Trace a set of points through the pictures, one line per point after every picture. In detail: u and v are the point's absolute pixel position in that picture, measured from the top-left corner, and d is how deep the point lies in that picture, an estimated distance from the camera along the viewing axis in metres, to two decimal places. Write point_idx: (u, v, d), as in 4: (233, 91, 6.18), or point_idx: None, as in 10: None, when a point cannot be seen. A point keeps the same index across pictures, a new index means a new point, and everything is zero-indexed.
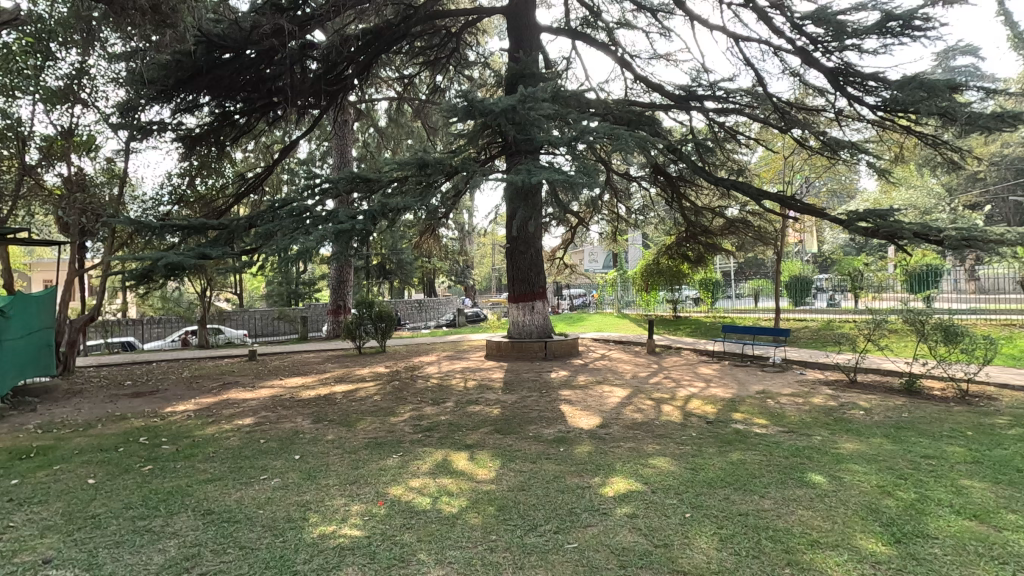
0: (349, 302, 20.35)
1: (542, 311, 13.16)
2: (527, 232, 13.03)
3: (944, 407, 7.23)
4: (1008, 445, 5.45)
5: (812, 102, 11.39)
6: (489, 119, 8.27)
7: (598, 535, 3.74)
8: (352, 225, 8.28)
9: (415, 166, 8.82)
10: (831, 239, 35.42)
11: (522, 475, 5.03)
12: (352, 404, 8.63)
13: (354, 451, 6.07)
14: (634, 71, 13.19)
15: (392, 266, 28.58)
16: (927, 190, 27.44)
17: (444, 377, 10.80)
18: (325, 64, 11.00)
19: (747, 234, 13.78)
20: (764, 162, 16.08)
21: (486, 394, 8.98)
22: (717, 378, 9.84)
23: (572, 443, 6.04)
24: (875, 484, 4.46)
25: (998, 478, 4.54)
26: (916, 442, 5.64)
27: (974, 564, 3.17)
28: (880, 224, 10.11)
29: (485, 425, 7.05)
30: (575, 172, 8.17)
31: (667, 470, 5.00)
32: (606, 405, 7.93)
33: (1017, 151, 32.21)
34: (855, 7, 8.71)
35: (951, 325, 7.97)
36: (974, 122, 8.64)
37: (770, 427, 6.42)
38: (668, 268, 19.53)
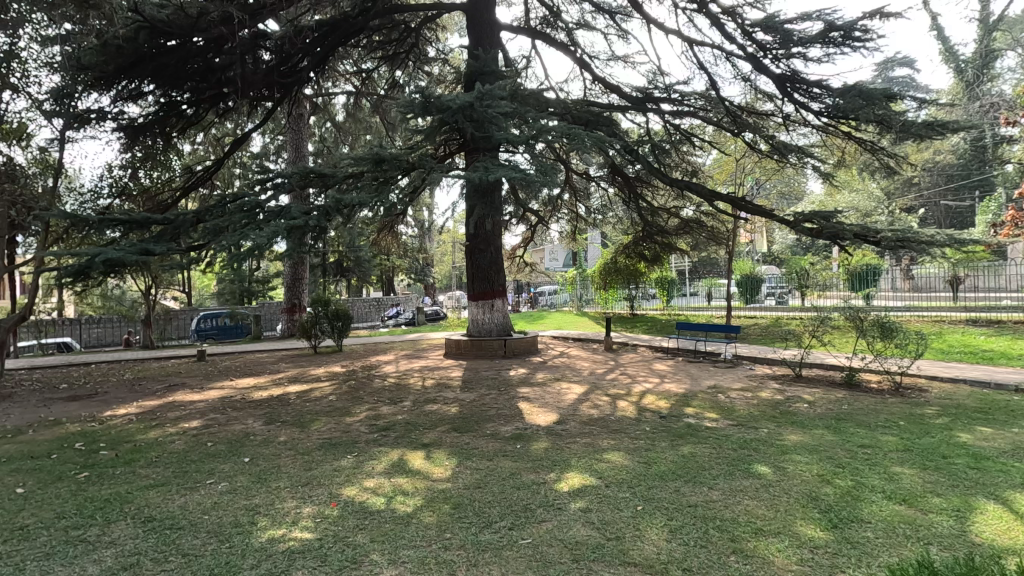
0: (304, 300, 19.83)
1: (502, 309, 13.20)
2: (488, 230, 13.00)
3: (880, 399, 7.65)
4: (934, 434, 5.80)
5: (762, 107, 11.78)
6: (447, 116, 8.24)
7: (552, 530, 3.77)
8: (304, 221, 8.06)
9: (372, 162, 8.64)
10: (780, 241, 36.90)
11: (478, 473, 5.01)
12: (306, 404, 8.43)
13: (307, 452, 5.93)
14: (593, 72, 13.37)
15: (350, 263, 27.97)
16: (868, 193, 28.93)
17: (403, 376, 10.68)
18: (279, 55, 10.68)
19: (701, 234, 14.16)
20: (717, 165, 16.50)
21: (444, 393, 8.94)
22: (670, 375, 10.09)
23: (529, 440, 6.07)
24: (816, 473, 4.67)
25: (926, 464, 4.83)
26: (854, 432, 5.95)
27: (902, 545, 3.35)
28: (823, 226, 10.56)
29: (443, 424, 7.00)
30: (533, 172, 8.21)
31: (621, 464, 5.09)
32: (563, 401, 8.04)
33: (947, 158, 34.35)
34: (801, 17, 9.07)
35: (887, 321, 8.42)
36: (908, 129, 9.18)
37: (720, 421, 6.65)
38: (625, 266, 20.09)
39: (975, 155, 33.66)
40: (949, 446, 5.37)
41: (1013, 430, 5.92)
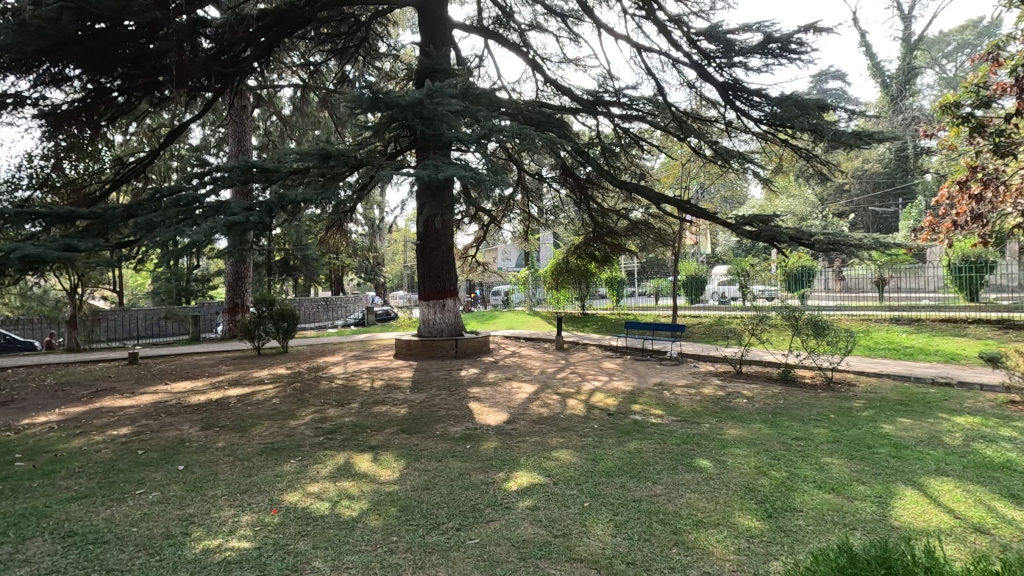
0: (247, 300, 19.06)
1: (453, 309, 13.12)
2: (439, 230, 12.87)
3: (813, 393, 8.08)
4: (861, 426, 6.17)
5: (706, 114, 12.18)
6: (396, 113, 8.13)
7: (499, 529, 3.77)
8: (246, 218, 7.75)
9: (318, 158, 8.40)
10: (723, 243, 38.42)
11: (426, 474, 4.96)
12: (248, 408, 8.09)
13: (247, 457, 5.70)
14: (544, 74, 13.47)
15: (297, 262, 27.08)
16: (804, 199, 30.52)
17: (350, 378, 10.43)
18: (219, 44, 10.21)
19: (649, 235, 14.52)
20: (665, 169, 16.94)
21: (394, 394, 8.79)
22: (618, 373, 10.31)
23: (478, 440, 6.06)
24: (753, 465, 4.86)
25: (852, 454, 5.13)
26: (789, 426, 6.24)
27: (830, 531, 3.54)
28: (762, 229, 11.01)
29: (391, 425, 6.89)
30: (484, 171, 8.19)
31: (568, 462, 5.16)
32: (514, 401, 8.05)
33: (875, 167, 36.66)
34: (742, 28, 9.45)
35: (820, 320, 8.90)
36: (838, 138, 9.72)
37: (665, 417, 6.84)
38: (576, 267, 20.40)
39: (899, 165, 36.08)
40: (874, 436, 5.71)
41: (929, 420, 6.37)
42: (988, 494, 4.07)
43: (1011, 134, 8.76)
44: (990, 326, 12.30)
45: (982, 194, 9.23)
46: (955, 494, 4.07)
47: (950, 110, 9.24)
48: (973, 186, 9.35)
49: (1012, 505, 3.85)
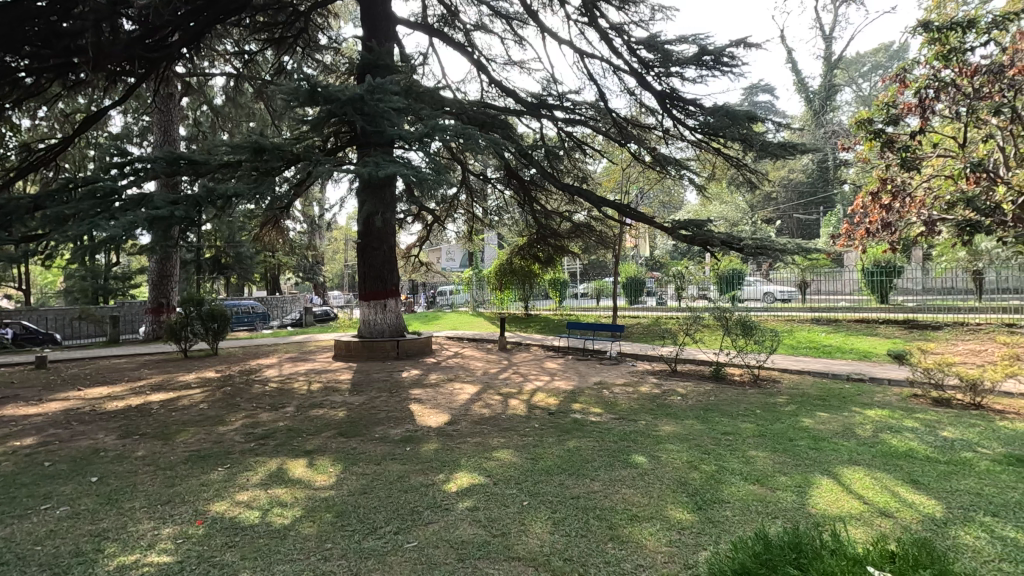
0: (174, 300, 17.99)
1: (394, 310, 12.89)
2: (381, 229, 12.61)
3: (741, 390, 8.50)
4: (783, 420, 6.55)
5: (646, 121, 12.54)
6: (335, 108, 7.92)
7: (438, 531, 3.74)
8: (171, 212, 7.30)
9: (251, 151, 8.04)
10: (661, 246, 39.80)
11: (364, 478, 4.85)
12: (172, 414, 7.63)
13: (171, 466, 5.37)
14: (489, 75, 13.45)
15: (229, 261, 25.77)
16: (735, 205, 32.07)
17: (285, 381, 10.02)
18: (143, 26, 9.55)
19: (591, 237, 14.82)
20: (606, 173, 17.31)
21: (332, 397, 8.53)
22: (560, 373, 10.45)
23: (419, 442, 5.98)
24: (685, 460, 5.06)
25: (776, 447, 5.43)
26: (719, 421, 6.54)
27: (754, 520, 3.74)
28: (695, 234, 11.45)
29: (328, 428, 6.69)
30: (426, 170, 8.10)
31: (508, 461, 5.19)
32: (455, 402, 7.99)
33: (799, 177, 39.04)
34: (679, 39, 9.82)
35: (748, 320, 9.38)
36: (766, 149, 10.29)
37: (603, 415, 7.00)
38: (520, 268, 20.56)
39: (820, 175, 38.56)
40: (794, 430, 6.08)
41: (844, 414, 6.83)
42: (893, 480, 4.43)
43: (915, 149, 9.70)
44: (897, 326, 13.36)
45: (892, 204, 10.09)
46: (864, 482, 4.40)
47: (864, 126, 9.92)
48: (884, 198, 10.32)
49: (913, 490, 4.21)
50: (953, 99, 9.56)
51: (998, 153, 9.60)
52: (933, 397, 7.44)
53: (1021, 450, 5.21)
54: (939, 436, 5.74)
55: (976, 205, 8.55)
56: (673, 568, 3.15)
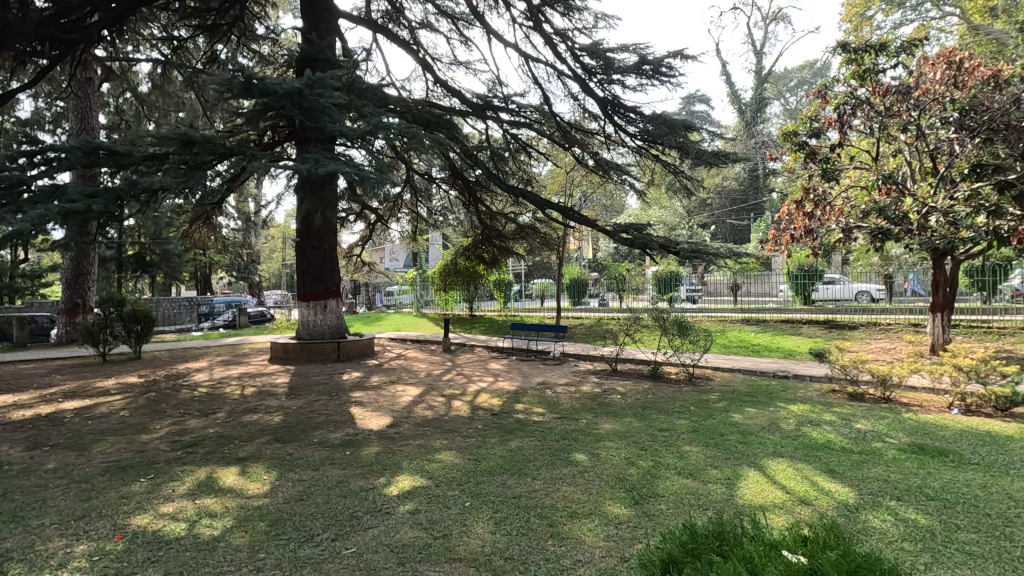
0: (91, 300, 16.74)
1: (335, 310, 12.54)
2: (321, 228, 12.24)
3: (677, 388, 8.83)
4: (715, 416, 6.87)
5: (589, 126, 12.79)
6: (272, 101, 7.64)
7: (378, 535, 3.68)
8: (88, 207, 6.80)
9: (180, 144, 7.61)
10: (603, 248, 40.74)
11: (301, 484, 4.70)
12: (88, 422, 7.09)
13: (86, 478, 5.00)
14: (435, 74, 13.31)
15: (154, 257, 23.79)
16: (673, 211, 33.32)
17: (217, 385, 9.55)
18: (58, 4, 8.80)
19: (535, 239, 14.95)
20: (550, 176, 17.60)
21: (267, 401, 8.20)
22: (504, 373, 10.53)
23: (360, 445, 5.86)
24: (623, 456, 5.22)
25: (708, 442, 5.68)
26: (656, 418, 6.78)
27: (686, 512, 3.90)
28: (635, 237, 11.81)
29: (262, 434, 6.43)
30: (368, 168, 7.93)
31: (451, 463, 5.16)
32: (397, 404, 7.88)
33: (732, 184, 41.01)
34: (620, 48, 10.09)
35: (684, 321, 9.75)
36: (701, 156, 10.76)
37: (546, 415, 7.09)
38: (465, 268, 20.57)
39: (751, 183, 40.59)
40: (725, 425, 6.39)
41: (770, 409, 7.24)
42: (812, 470, 4.73)
43: (834, 161, 10.48)
44: (819, 326, 14.29)
45: (814, 212, 10.80)
46: (787, 473, 4.68)
47: (790, 138, 10.72)
48: (807, 206, 11.00)
49: (829, 479, 4.52)
50: (867, 116, 10.32)
51: (906, 166, 10.37)
52: (849, 392, 8.00)
53: (922, 439, 5.71)
54: (853, 428, 6.18)
55: (888, 214, 9.34)
56: (610, 561, 3.24)
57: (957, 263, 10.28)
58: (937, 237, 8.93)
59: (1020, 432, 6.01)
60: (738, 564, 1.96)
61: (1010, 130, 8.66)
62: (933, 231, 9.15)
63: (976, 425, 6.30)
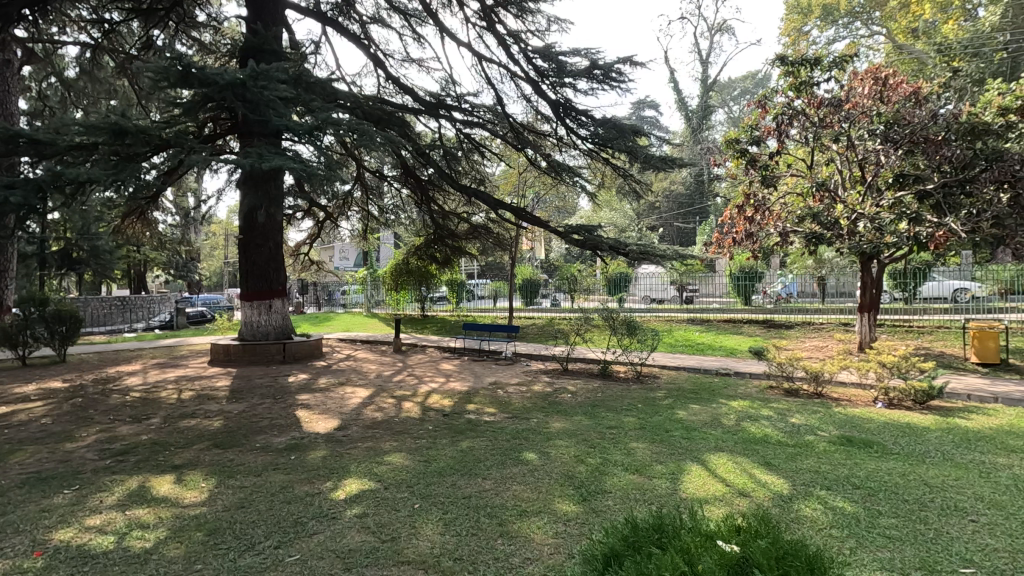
0: (9, 300, 15.46)
1: (281, 311, 12.14)
2: (266, 226, 11.82)
3: (626, 386, 9.04)
4: (661, 413, 7.07)
5: (541, 128, 12.91)
6: (212, 92, 7.32)
7: (323, 541, 3.59)
8: (4, 199, 6.33)
9: (111, 134, 7.17)
10: (556, 249, 41.17)
11: (242, 491, 4.52)
12: (4, 431, 6.58)
13: (2, 492, 4.64)
14: (386, 70, 13.09)
15: (82, 254, 22.46)
16: (623, 213, 34.06)
17: (151, 390, 9.06)
18: None
19: (488, 239, 14.93)
20: (503, 176, 17.66)
21: (206, 406, 7.83)
22: (456, 373, 10.50)
23: (306, 449, 5.69)
24: (573, 454, 5.30)
25: (654, 438, 5.85)
26: (605, 416, 6.92)
27: (633, 507, 3.99)
28: (586, 238, 11.98)
29: (201, 440, 6.15)
30: (315, 164, 7.71)
31: (400, 465, 5.09)
32: (346, 406, 7.71)
33: (678, 188, 42.34)
34: (572, 52, 10.24)
35: (632, 321, 9.98)
36: (649, 161, 11.07)
37: (497, 415, 7.11)
38: (417, 268, 20.35)
39: (697, 188, 42.06)
40: (670, 421, 6.61)
41: (712, 405, 7.53)
42: (750, 463, 4.95)
43: (772, 169, 11.11)
44: (758, 325, 14.95)
45: (754, 217, 11.25)
46: (728, 466, 4.88)
47: (733, 145, 11.27)
48: (748, 211, 11.47)
49: (766, 471, 4.74)
50: (803, 126, 10.82)
51: (839, 175, 10.92)
52: (785, 388, 8.41)
53: (850, 432, 6.08)
54: (788, 422, 6.50)
55: (820, 219, 9.93)
56: (558, 558, 3.28)
57: (882, 266, 10.96)
58: (864, 242, 9.50)
59: (935, 423, 6.50)
60: (676, 555, 2.00)
61: (928, 144, 9.43)
62: (861, 236, 9.66)
63: (897, 418, 6.76)
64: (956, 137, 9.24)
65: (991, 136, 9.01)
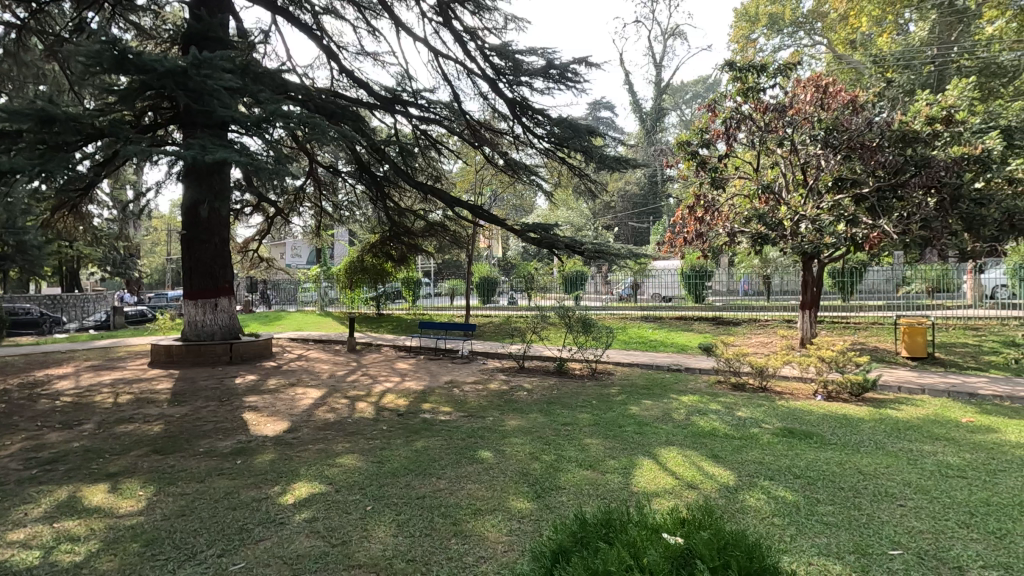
0: None
1: (227, 309, 11.71)
2: (212, 220, 11.38)
3: (581, 383, 9.15)
4: (614, 409, 7.19)
5: (498, 126, 12.88)
6: (150, 80, 6.94)
7: (270, 547, 3.47)
8: None
9: (38, 121, 6.70)
10: (513, 248, 41.25)
11: (183, 499, 4.32)
12: None
13: None
14: (340, 63, 12.76)
15: (7, 250, 21.00)
16: (580, 212, 34.51)
17: (84, 394, 8.54)
18: None
19: (444, 237, 14.80)
20: (460, 173, 17.54)
21: (146, 410, 7.44)
22: (411, 372, 10.36)
23: (252, 453, 5.49)
24: (528, 452, 5.33)
25: (608, 434, 5.94)
26: (560, 413, 6.99)
27: (586, 502, 4.05)
28: (543, 237, 12.03)
29: (139, 446, 5.83)
30: (264, 158, 7.42)
31: (353, 467, 4.98)
32: (296, 408, 7.48)
33: (633, 188, 43.23)
34: (529, 51, 10.27)
35: (588, 318, 10.11)
36: (604, 161, 11.24)
37: (453, 413, 7.07)
38: (372, 265, 19.98)
39: (650, 188, 43.05)
40: (623, 417, 6.73)
41: (664, 400, 7.73)
42: (699, 456, 5.11)
43: (721, 171, 11.51)
44: (708, 322, 15.44)
45: (704, 217, 11.60)
46: (678, 460, 5.01)
47: (684, 147, 11.61)
48: (698, 212, 11.82)
49: (713, 463, 4.90)
50: (750, 130, 11.26)
51: (782, 178, 11.39)
52: (732, 382, 8.72)
53: (791, 424, 6.36)
54: (735, 415, 6.74)
55: (765, 220, 10.36)
56: (511, 555, 3.28)
57: (821, 266, 11.50)
58: (805, 242, 9.97)
59: (869, 414, 6.89)
60: (621, 550, 2.03)
61: (864, 150, 9.87)
62: (802, 236, 10.11)
63: (835, 410, 7.11)
64: (888, 143, 9.76)
65: (919, 144, 9.71)
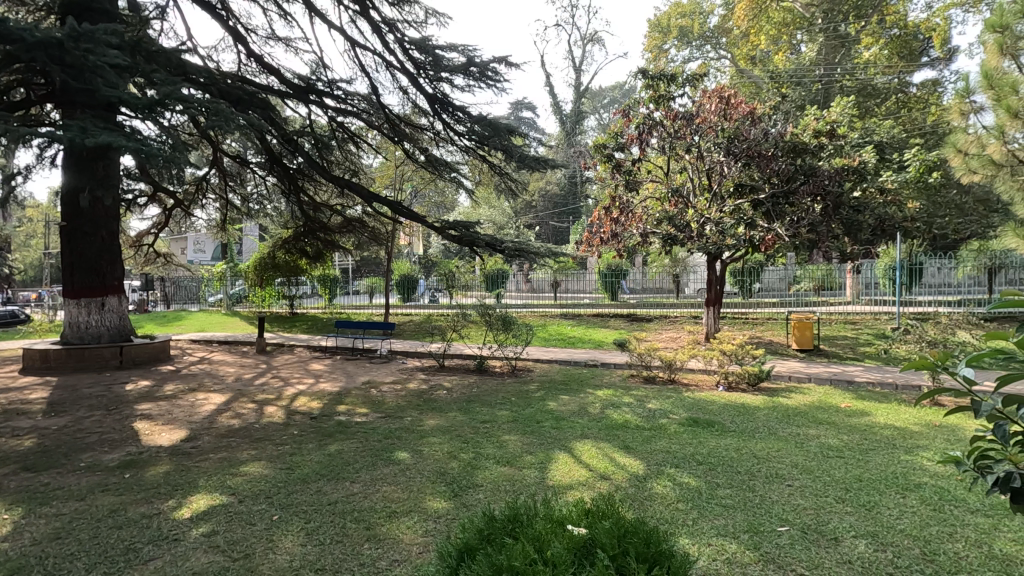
0: None
1: (116, 309, 10.67)
2: (97, 212, 10.31)
3: (501, 381, 9.20)
4: (532, 405, 7.30)
5: (419, 121, 12.66)
6: (18, 52, 6.14)
7: (161, 567, 3.20)
8: None
9: None
10: (435, 245, 40.80)
11: (60, 520, 3.89)
12: None
13: None
14: (248, 46, 11.98)
15: None
16: (502, 210, 34.71)
17: None
18: None
19: (363, 233, 14.35)
20: (379, 168, 17.05)
21: (14, 423, 6.61)
22: (325, 374, 9.95)
23: (144, 465, 5.04)
24: (446, 451, 5.28)
25: (525, 430, 6.03)
26: (479, 411, 6.99)
27: (503, 498, 4.08)
28: (464, 234, 11.97)
29: (4, 463, 5.17)
30: (158, 144, 6.82)
31: (259, 475, 4.71)
32: (197, 415, 6.96)
33: (553, 188, 44.16)
34: (449, 46, 10.17)
35: (508, 316, 10.21)
36: (524, 160, 11.33)
37: (369, 415, 6.87)
38: (284, 262, 18.98)
39: (570, 188, 44.19)
40: (541, 412, 6.87)
41: (581, 395, 7.95)
42: (611, 448, 5.30)
43: (635, 174, 11.99)
44: (623, 318, 16.10)
45: (619, 218, 12.06)
46: (592, 452, 5.17)
47: (601, 150, 12.00)
48: (614, 212, 12.26)
49: (625, 454, 5.10)
50: (661, 135, 11.82)
51: (691, 182, 12.06)
52: (644, 375, 9.14)
53: (695, 414, 6.76)
54: (646, 408, 7.06)
55: (674, 222, 10.94)
56: (426, 557, 3.24)
57: (724, 265, 12.29)
58: (709, 243, 10.65)
59: (764, 402, 7.47)
60: (526, 545, 2.05)
61: (761, 158, 10.65)
62: (707, 238, 10.78)
63: (734, 399, 7.65)
64: (782, 153, 10.57)
65: (808, 154, 10.59)
